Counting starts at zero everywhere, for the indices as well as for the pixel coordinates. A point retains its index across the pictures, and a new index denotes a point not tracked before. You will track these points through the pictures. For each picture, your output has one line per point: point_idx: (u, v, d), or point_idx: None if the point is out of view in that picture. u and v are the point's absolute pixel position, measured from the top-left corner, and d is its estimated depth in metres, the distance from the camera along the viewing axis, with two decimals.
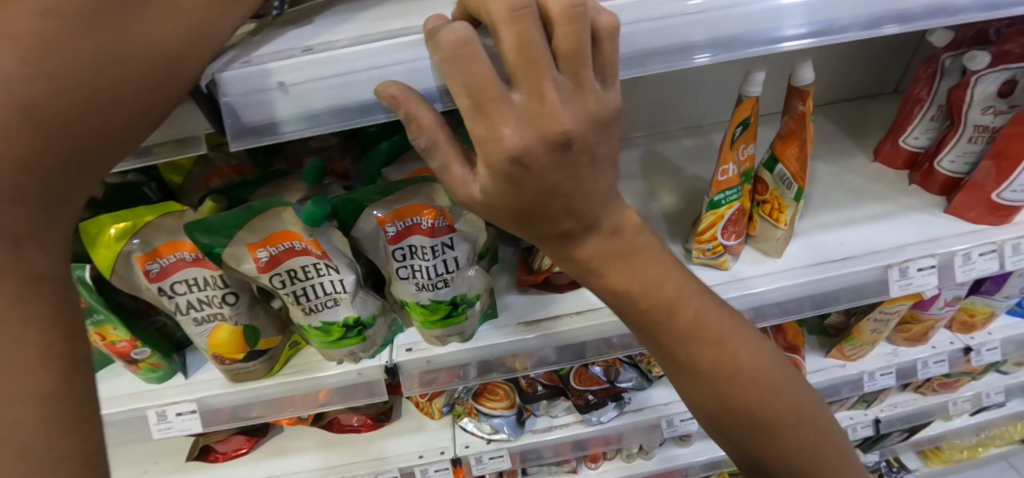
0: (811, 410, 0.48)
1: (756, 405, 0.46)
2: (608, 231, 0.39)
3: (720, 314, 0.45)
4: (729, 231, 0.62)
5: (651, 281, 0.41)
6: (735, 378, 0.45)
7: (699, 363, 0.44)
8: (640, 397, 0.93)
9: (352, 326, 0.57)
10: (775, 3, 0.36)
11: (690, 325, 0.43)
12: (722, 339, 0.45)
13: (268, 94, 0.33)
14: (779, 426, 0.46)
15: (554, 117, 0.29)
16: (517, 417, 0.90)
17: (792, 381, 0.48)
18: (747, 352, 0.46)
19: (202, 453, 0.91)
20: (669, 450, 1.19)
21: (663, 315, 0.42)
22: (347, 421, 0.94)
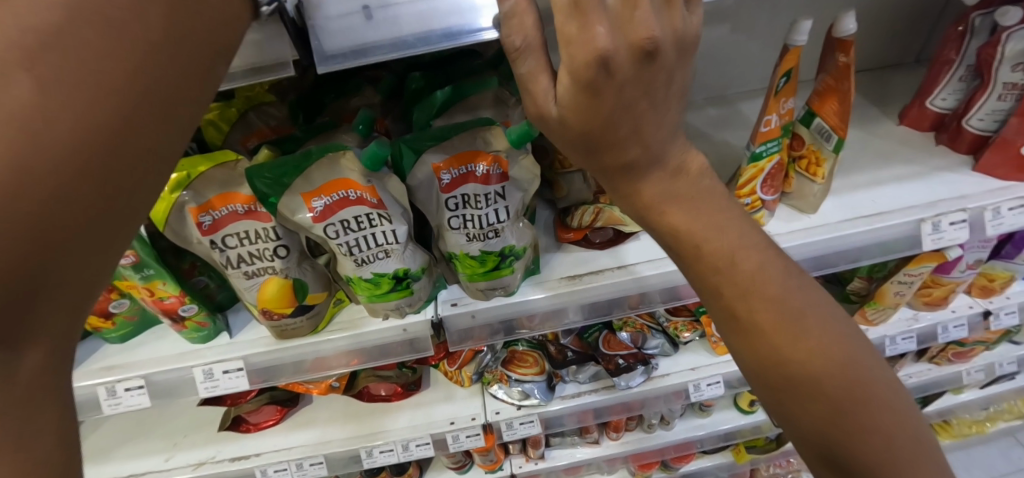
0: (899, 423, 0.40)
1: (828, 394, 0.39)
2: (672, 169, 0.39)
3: (786, 272, 0.40)
4: (768, 185, 0.62)
5: (712, 225, 0.39)
6: (806, 357, 0.39)
7: (764, 330, 0.39)
8: (667, 363, 0.94)
9: (400, 279, 0.57)
10: None
11: (755, 285, 0.39)
12: (789, 302, 0.39)
13: (355, 17, 0.34)
14: (856, 429, 0.39)
15: (643, 25, 0.30)
16: (547, 382, 0.90)
17: (879, 382, 0.40)
18: (824, 331, 0.39)
19: (234, 423, 0.93)
20: (688, 421, 1.22)
21: (723, 264, 0.39)
22: (377, 390, 0.95)
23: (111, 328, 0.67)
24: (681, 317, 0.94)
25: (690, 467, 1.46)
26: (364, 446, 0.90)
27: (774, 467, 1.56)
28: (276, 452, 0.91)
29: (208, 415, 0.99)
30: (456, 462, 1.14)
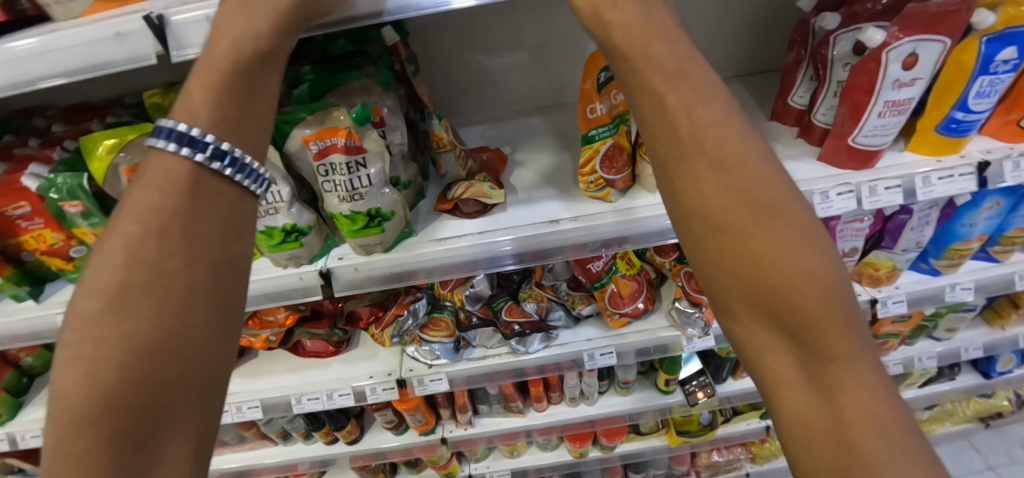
0: (820, 273, 0.37)
1: (734, 228, 0.38)
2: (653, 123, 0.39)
3: (742, 147, 0.39)
4: (608, 166, 0.73)
5: (688, 95, 0.40)
6: (718, 180, 0.39)
7: (679, 151, 0.40)
8: (567, 334, 1.06)
9: (289, 231, 0.71)
10: None
11: (679, 114, 0.40)
12: (741, 174, 0.38)
13: (200, 23, 0.53)
14: (763, 268, 0.37)
15: None
16: (454, 345, 1.03)
17: (805, 229, 0.38)
18: (745, 162, 0.39)
19: None
20: (608, 399, 1.33)
21: (681, 130, 0.40)
22: (311, 346, 1.09)
23: (73, 269, 0.87)
24: (579, 292, 1.05)
25: (628, 448, 1.56)
26: (294, 393, 1.04)
27: (715, 455, 1.69)
28: None
29: None
30: (390, 423, 1.27)
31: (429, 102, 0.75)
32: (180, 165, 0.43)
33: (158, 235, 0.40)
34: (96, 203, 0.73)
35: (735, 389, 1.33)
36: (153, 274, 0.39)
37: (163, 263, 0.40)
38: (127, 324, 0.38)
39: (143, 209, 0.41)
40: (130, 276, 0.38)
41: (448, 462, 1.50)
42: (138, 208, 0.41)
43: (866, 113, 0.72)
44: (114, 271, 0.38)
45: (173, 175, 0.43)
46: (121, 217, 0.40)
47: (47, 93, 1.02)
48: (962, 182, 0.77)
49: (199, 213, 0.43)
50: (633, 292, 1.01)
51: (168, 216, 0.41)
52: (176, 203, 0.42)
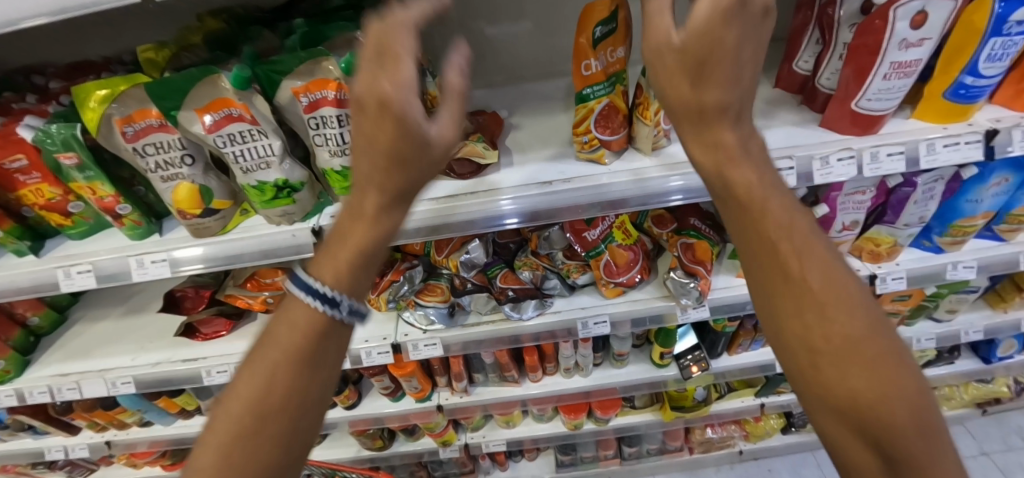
0: (911, 381, 0.36)
1: (829, 345, 0.36)
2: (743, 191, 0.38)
3: (820, 250, 0.38)
4: (603, 126, 0.72)
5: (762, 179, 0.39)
6: (811, 299, 0.37)
7: (771, 262, 0.38)
8: (562, 302, 1.07)
9: (281, 187, 0.71)
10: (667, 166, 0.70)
11: (757, 192, 0.38)
12: (826, 280, 0.37)
13: None
14: (863, 385, 0.36)
15: None
16: (448, 310, 1.05)
17: (884, 334, 0.37)
18: (830, 273, 0.38)
19: (189, 331, 1.13)
20: (604, 370, 1.35)
21: (765, 221, 0.38)
22: None
23: (72, 226, 0.87)
24: (574, 260, 1.04)
25: (622, 422, 1.59)
26: None
27: (709, 432, 1.72)
28: (222, 356, 1.10)
29: (173, 327, 1.21)
30: (387, 389, 1.30)
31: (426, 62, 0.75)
32: (301, 303, 0.43)
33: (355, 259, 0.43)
34: (90, 156, 0.73)
35: (730, 364, 1.33)
36: (281, 418, 0.41)
37: (291, 404, 0.41)
38: (272, 405, 0.41)
39: (277, 353, 0.42)
40: (263, 412, 0.41)
41: (445, 430, 1.53)
42: (268, 352, 0.42)
43: (871, 76, 0.69)
44: (248, 417, 0.41)
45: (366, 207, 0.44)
46: (252, 362, 0.43)
47: (45, 51, 1.02)
48: (967, 151, 0.74)
49: (322, 345, 0.44)
50: (628, 262, 1.01)
51: (294, 360, 0.42)
52: (301, 337, 0.43)
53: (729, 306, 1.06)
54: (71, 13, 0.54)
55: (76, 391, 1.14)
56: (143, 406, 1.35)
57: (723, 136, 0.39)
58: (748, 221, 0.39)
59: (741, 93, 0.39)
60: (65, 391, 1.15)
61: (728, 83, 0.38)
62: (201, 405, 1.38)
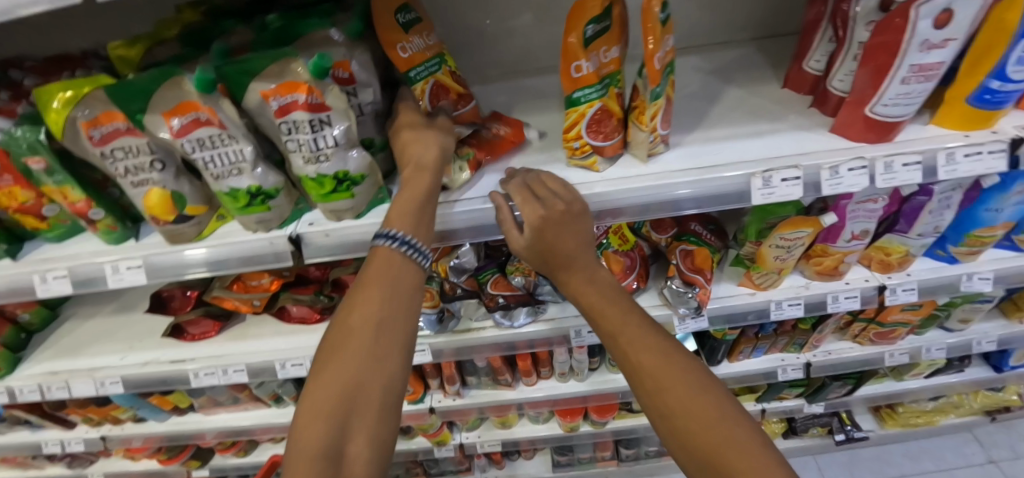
0: (722, 413, 0.53)
1: (678, 415, 0.54)
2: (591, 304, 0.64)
3: (652, 337, 0.60)
4: (595, 131, 0.68)
5: (604, 299, 0.64)
6: (659, 386, 0.56)
7: (622, 354, 0.60)
8: (556, 309, 1.04)
9: (255, 194, 0.67)
10: (674, 186, 0.69)
11: (603, 310, 0.63)
12: (655, 356, 0.58)
13: None
14: (706, 442, 0.52)
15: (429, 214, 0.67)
16: (437, 317, 1.01)
17: (703, 386, 0.56)
18: (671, 366, 0.57)
19: (177, 332, 1.10)
20: (601, 375, 1.32)
21: (610, 328, 0.62)
22: (295, 312, 1.09)
23: (49, 229, 0.84)
24: None
25: (619, 424, 1.58)
26: (278, 358, 1.03)
27: None
28: (209, 358, 1.07)
29: (162, 326, 1.20)
30: None
31: (407, 58, 0.70)
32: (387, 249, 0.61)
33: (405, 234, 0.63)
34: (59, 161, 0.69)
35: (730, 371, 1.32)
36: (368, 341, 0.55)
37: (379, 334, 0.55)
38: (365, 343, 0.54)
39: (369, 291, 0.58)
40: (364, 343, 0.54)
41: (440, 431, 1.53)
42: (363, 293, 0.58)
43: (889, 78, 0.64)
44: (346, 344, 0.55)
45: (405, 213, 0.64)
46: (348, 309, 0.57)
47: (24, 44, 0.98)
48: (990, 161, 0.69)
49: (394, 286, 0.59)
50: (624, 268, 0.98)
51: (378, 300, 0.57)
52: (385, 280, 0.59)
53: (730, 315, 1.02)
54: (16, 9, 0.50)
55: (65, 390, 1.12)
56: (136, 404, 1.35)
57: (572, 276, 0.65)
58: (603, 327, 0.63)
59: (579, 246, 0.66)
60: (55, 390, 1.13)
61: (567, 239, 0.65)
62: (193, 403, 1.37)
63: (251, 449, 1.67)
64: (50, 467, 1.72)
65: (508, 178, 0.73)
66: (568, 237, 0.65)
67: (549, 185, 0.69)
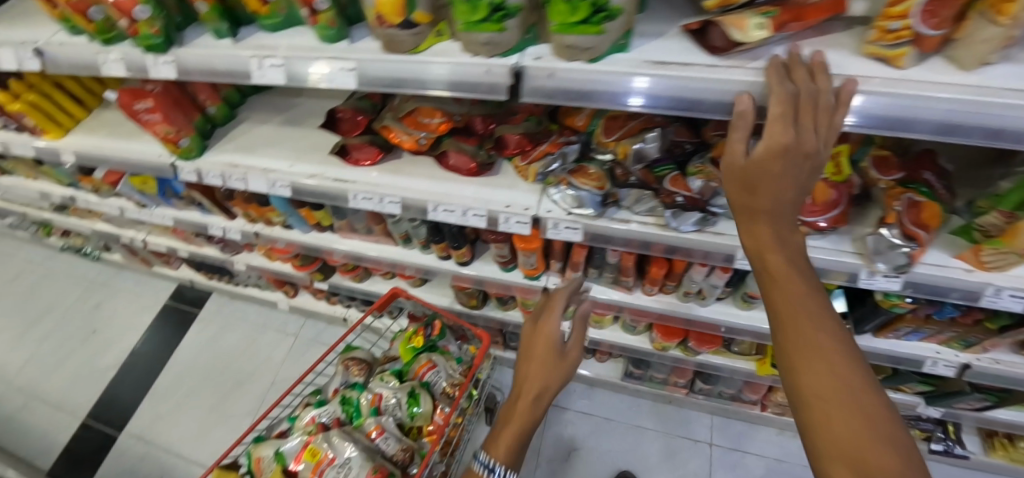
0: (864, 396, 0.46)
1: (805, 371, 0.48)
2: (759, 223, 0.56)
3: (810, 291, 0.52)
4: (924, 17, 0.54)
5: (774, 226, 0.55)
6: (798, 342, 0.50)
7: (774, 286, 0.53)
8: (727, 226, 0.96)
9: (496, 8, 0.60)
10: (995, 101, 0.54)
11: (769, 236, 0.55)
12: (808, 307, 0.51)
13: None
14: (830, 410, 0.45)
15: None
16: (602, 199, 0.96)
17: (853, 364, 0.48)
18: (817, 328, 0.49)
19: (341, 153, 1.15)
20: (724, 306, 1.27)
21: (768, 256, 0.55)
22: (453, 162, 1.08)
23: (267, 15, 0.84)
24: None
25: (710, 359, 1.57)
26: (432, 200, 1.06)
27: None
28: (369, 184, 1.12)
29: (325, 144, 1.25)
30: (502, 258, 1.32)
31: None
32: None
33: None
34: None
35: (871, 345, 1.20)
36: None
37: None
38: None
39: None
40: None
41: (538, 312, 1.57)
42: None
43: None
44: None
45: None
46: None
47: None
48: None
49: None
50: (830, 202, 0.88)
51: None
52: None
53: (926, 287, 0.89)
54: None
55: (242, 182, 1.24)
56: (288, 212, 1.49)
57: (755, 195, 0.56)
58: (760, 253, 0.55)
59: (790, 157, 0.55)
60: (234, 180, 1.25)
61: (780, 148, 0.54)
62: (333, 224, 1.47)
63: (365, 278, 1.85)
64: (207, 246, 2.02)
65: (788, 70, 0.60)
66: (781, 163, 0.55)
67: (795, 100, 0.57)
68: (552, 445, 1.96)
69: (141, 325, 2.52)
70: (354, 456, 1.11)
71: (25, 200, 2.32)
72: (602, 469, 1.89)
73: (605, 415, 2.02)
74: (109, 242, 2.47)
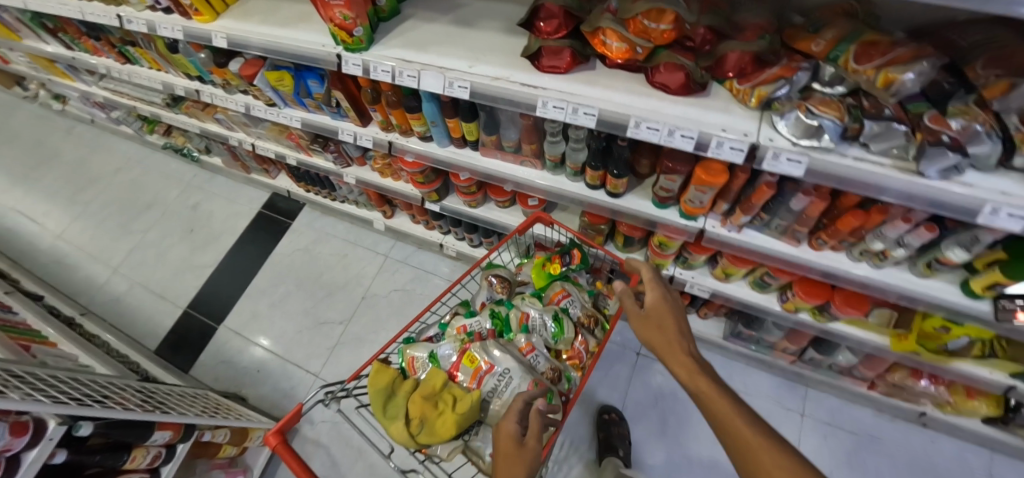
0: (767, 442, 0.76)
1: (733, 430, 0.80)
2: (674, 331, 0.97)
3: (715, 387, 0.86)
4: None
5: (686, 359, 0.92)
6: (704, 395, 0.86)
7: (697, 377, 0.88)
8: (975, 176, 0.86)
9: None
10: None
11: (691, 369, 0.90)
12: (717, 393, 0.85)
13: None
14: (749, 445, 0.78)
15: (649, 325, 1.00)
16: (841, 129, 0.89)
17: (758, 429, 0.79)
18: (714, 390, 0.85)
19: (533, 57, 1.10)
20: (900, 271, 1.20)
21: (691, 369, 0.90)
22: (661, 77, 1.01)
23: None
24: None
25: (841, 329, 1.49)
26: (635, 116, 1.00)
27: (916, 380, 1.59)
28: (561, 92, 1.06)
29: (502, 50, 1.19)
30: (665, 194, 1.27)
31: None
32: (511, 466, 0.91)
33: (650, 321, 1.00)
34: None
35: None
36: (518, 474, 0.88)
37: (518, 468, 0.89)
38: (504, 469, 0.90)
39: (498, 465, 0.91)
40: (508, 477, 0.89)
41: (668, 257, 1.52)
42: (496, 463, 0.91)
43: None
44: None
45: (662, 323, 0.98)
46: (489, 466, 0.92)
47: None
48: None
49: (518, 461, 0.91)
50: None
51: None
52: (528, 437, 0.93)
53: None
54: None
55: (414, 81, 1.19)
56: (434, 123, 1.45)
57: (670, 324, 0.97)
58: (684, 364, 0.91)
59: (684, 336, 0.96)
60: (405, 77, 1.20)
61: (676, 328, 0.97)
62: (479, 140, 1.43)
63: (481, 204, 1.84)
64: (319, 156, 2.03)
65: None
66: (667, 308, 1.00)
67: (663, 302, 1.01)
68: (639, 394, 1.98)
69: (237, 229, 2.66)
70: (513, 368, 1.11)
71: (140, 93, 2.38)
72: (688, 423, 1.89)
73: None
74: (213, 144, 2.55)
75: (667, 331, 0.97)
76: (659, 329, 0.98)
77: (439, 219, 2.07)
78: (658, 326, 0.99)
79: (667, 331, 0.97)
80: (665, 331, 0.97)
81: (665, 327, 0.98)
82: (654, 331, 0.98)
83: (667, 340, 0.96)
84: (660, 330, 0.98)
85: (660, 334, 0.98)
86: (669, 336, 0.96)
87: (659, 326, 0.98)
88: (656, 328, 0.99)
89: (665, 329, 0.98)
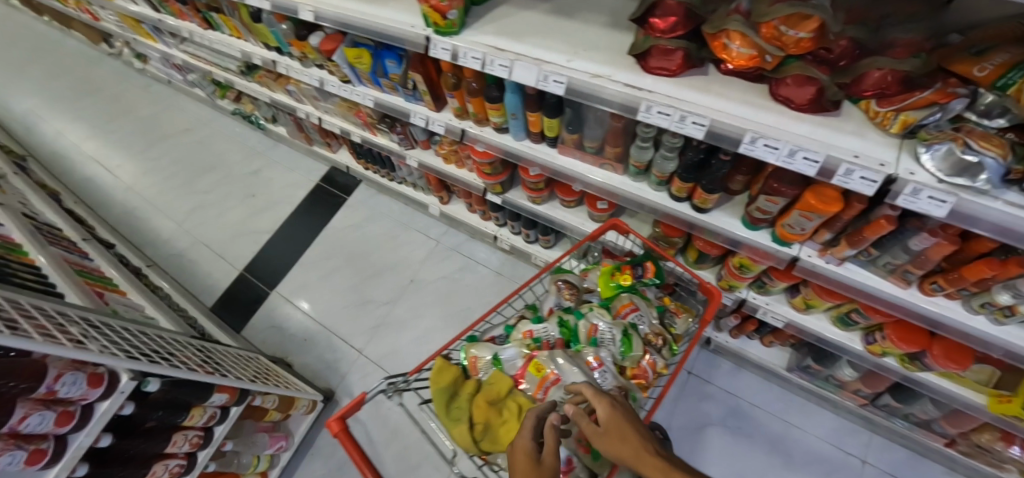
0: None
1: None
2: (633, 432, 0.83)
3: None
4: None
5: (656, 461, 0.77)
6: None
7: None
8: None
9: None
10: None
11: (662, 467, 0.76)
12: None
13: None
14: None
15: (600, 434, 0.85)
16: (1004, 170, 0.77)
17: None
18: None
19: (640, 56, 1.02)
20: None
21: (662, 471, 0.75)
22: (787, 90, 0.92)
23: None
24: None
25: (929, 380, 1.34)
26: (752, 131, 0.92)
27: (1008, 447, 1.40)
28: (669, 97, 0.98)
29: (604, 46, 1.11)
30: (761, 215, 1.16)
31: None
32: None
33: (599, 432, 0.85)
34: None
35: None
36: None
37: None
38: None
39: None
40: None
41: (745, 280, 1.41)
42: None
43: None
44: None
45: (612, 427, 0.84)
46: None
47: None
48: None
49: None
50: None
51: None
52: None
53: None
54: None
55: (505, 71, 1.13)
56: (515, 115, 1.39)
57: (623, 428, 0.84)
58: (651, 462, 0.77)
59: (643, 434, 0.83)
60: (495, 66, 1.14)
61: (632, 428, 0.84)
62: (559, 137, 1.35)
63: (545, 201, 1.77)
64: (384, 136, 2.01)
65: None
66: (622, 414, 0.87)
67: (615, 411, 0.87)
68: (685, 416, 1.88)
69: (294, 199, 2.70)
70: (581, 383, 1.05)
71: (217, 58, 2.43)
72: (737, 454, 1.79)
73: (748, 399, 1.89)
74: (280, 114, 2.58)
75: (617, 437, 0.83)
76: (610, 437, 0.83)
77: (497, 212, 2.02)
78: (606, 433, 0.84)
79: (618, 437, 0.83)
80: (618, 437, 0.83)
81: (616, 431, 0.84)
82: (602, 441, 0.84)
83: (620, 452, 0.81)
84: (611, 442, 0.83)
85: (609, 449, 0.82)
86: (626, 444, 0.81)
87: (609, 435, 0.84)
88: (603, 438, 0.84)
89: (618, 439, 0.83)
